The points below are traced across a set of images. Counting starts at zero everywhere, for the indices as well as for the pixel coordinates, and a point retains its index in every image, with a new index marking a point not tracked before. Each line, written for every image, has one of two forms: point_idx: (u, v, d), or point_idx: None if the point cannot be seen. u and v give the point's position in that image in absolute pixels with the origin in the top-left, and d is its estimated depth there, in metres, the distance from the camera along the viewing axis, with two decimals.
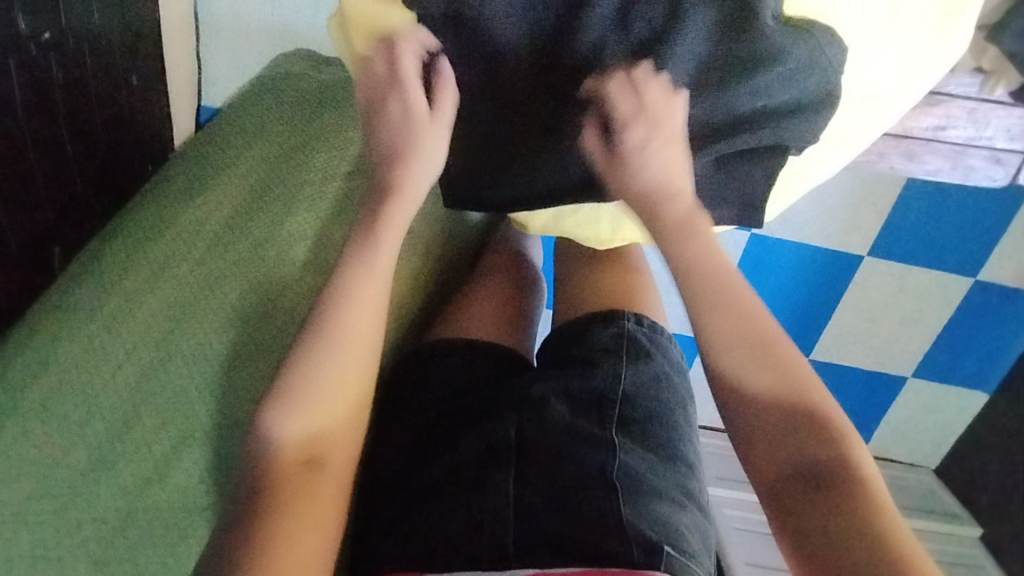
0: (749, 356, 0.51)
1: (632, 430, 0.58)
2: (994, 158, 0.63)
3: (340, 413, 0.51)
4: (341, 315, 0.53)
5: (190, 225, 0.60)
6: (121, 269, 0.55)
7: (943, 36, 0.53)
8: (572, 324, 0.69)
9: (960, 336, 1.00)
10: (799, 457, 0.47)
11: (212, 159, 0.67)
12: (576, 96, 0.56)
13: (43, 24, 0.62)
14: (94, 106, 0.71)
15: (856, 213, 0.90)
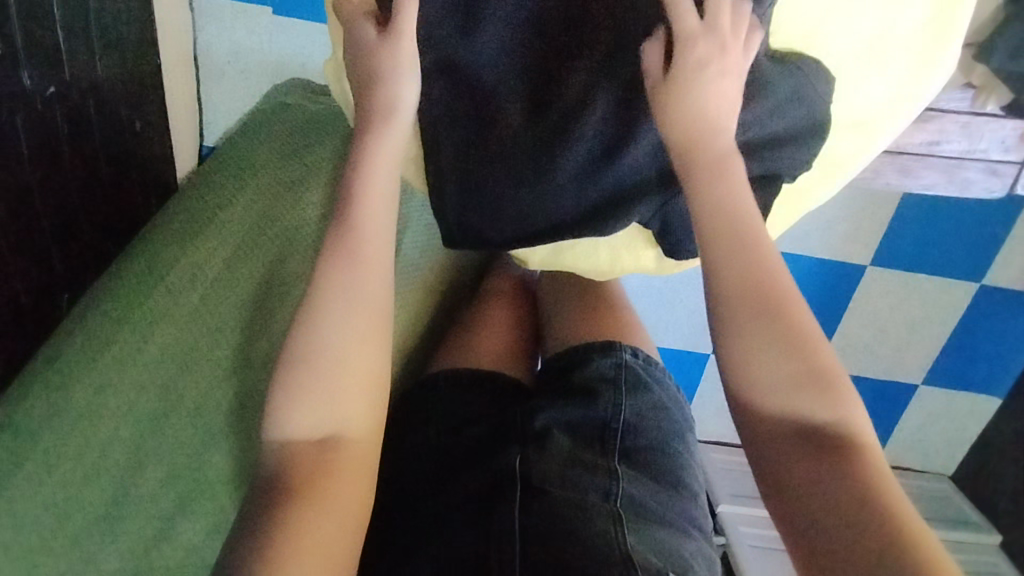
0: (763, 315, 0.47)
1: (634, 461, 0.58)
2: (990, 170, 0.63)
3: (351, 412, 0.50)
4: (335, 308, 0.51)
5: (189, 267, 0.61)
6: (120, 320, 0.56)
7: (926, 63, 0.53)
8: (570, 351, 0.67)
9: (968, 341, 1.00)
10: (799, 424, 0.46)
11: (207, 198, 0.67)
12: (562, 132, 0.53)
13: (49, 78, 0.62)
14: (101, 152, 0.72)
15: (856, 225, 0.90)
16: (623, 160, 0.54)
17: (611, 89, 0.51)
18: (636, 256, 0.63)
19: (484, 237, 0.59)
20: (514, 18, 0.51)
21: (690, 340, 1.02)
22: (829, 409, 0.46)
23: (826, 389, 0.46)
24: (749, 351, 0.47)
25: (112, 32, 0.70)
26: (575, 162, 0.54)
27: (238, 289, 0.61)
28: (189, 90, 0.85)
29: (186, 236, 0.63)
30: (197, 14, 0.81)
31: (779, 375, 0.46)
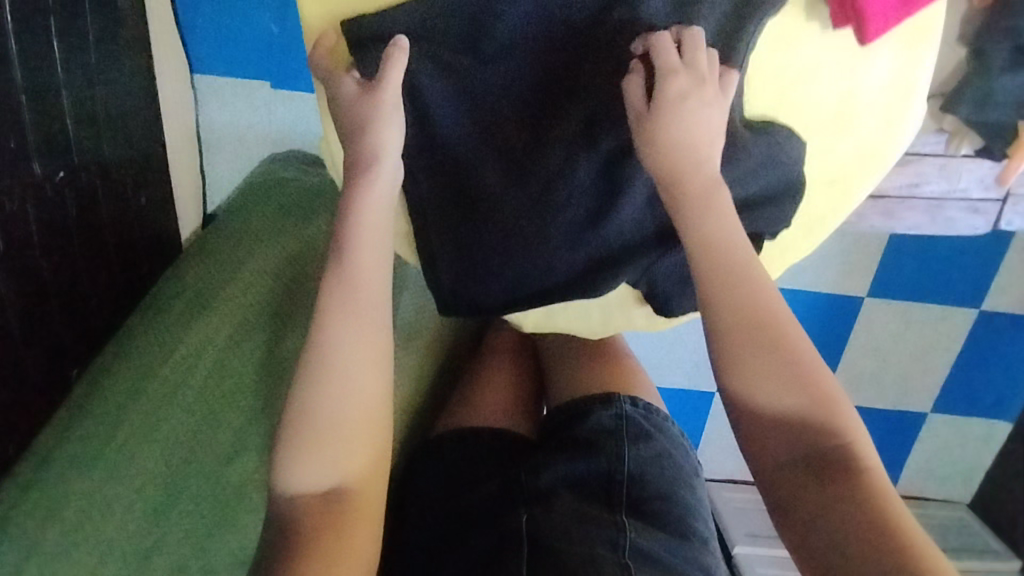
0: (757, 344, 0.49)
1: (641, 512, 0.58)
2: (972, 208, 0.66)
3: (358, 467, 0.51)
4: (333, 364, 0.51)
5: (193, 343, 0.62)
6: (123, 404, 0.57)
7: (896, 121, 0.53)
8: (571, 402, 0.68)
9: (973, 366, 1.00)
10: (803, 448, 0.48)
11: (208, 275, 0.69)
12: (548, 203, 0.54)
13: (58, 164, 0.65)
14: (107, 229, 0.74)
15: (849, 259, 0.90)
16: (610, 225, 0.55)
17: (592, 158, 0.53)
18: (626, 314, 0.63)
19: (475, 305, 0.60)
20: (490, 97, 0.52)
21: (693, 380, 1.02)
22: (828, 432, 0.47)
23: (825, 412, 0.48)
24: (747, 381, 0.49)
25: (118, 116, 0.73)
26: (562, 227, 0.55)
27: (243, 362, 0.62)
28: (190, 162, 0.88)
29: (191, 313, 0.65)
30: (199, 92, 0.85)
31: (778, 401, 0.48)
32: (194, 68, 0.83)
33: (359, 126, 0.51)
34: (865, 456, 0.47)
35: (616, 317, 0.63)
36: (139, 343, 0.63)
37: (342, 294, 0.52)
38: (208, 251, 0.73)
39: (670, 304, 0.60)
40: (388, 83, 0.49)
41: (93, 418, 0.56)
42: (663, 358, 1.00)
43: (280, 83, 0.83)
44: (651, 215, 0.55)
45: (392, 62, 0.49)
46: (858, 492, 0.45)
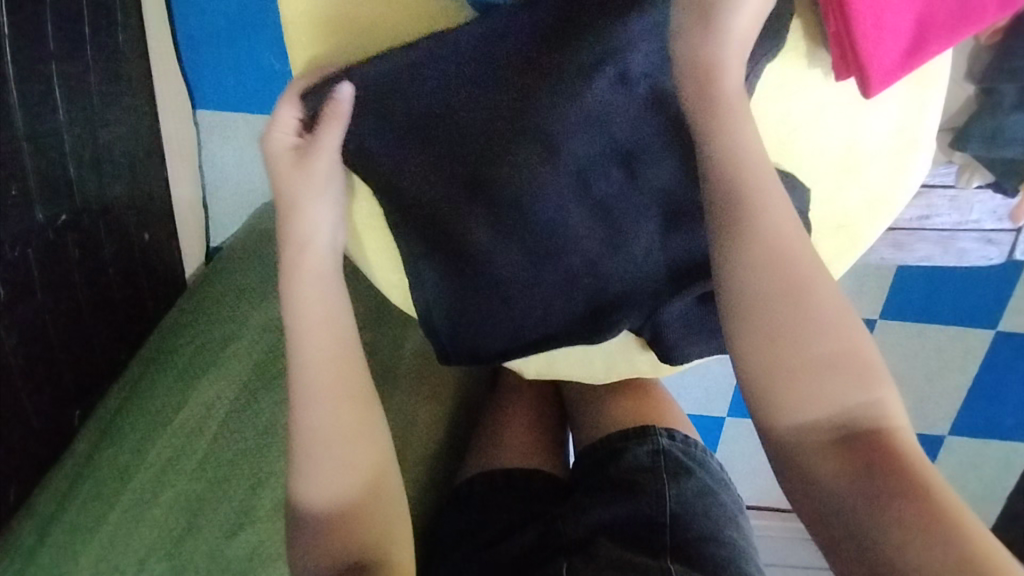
0: (772, 290, 0.43)
1: (687, 553, 0.55)
2: (984, 238, 0.65)
3: (361, 502, 0.52)
4: (310, 437, 0.52)
5: (200, 403, 0.63)
6: (127, 472, 0.59)
7: (902, 166, 0.52)
8: (605, 440, 0.66)
9: (990, 388, 0.97)
10: (836, 407, 0.42)
11: (217, 330, 0.69)
12: (548, 250, 0.53)
13: (59, 209, 0.65)
14: (109, 268, 0.74)
15: (860, 283, 0.88)
16: (611, 266, 0.53)
17: (584, 207, 0.52)
18: (629, 360, 0.62)
19: (479, 352, 0.58)
20: (479, 158, 0.51)
21: (704, 406, 1.00)
22: (860, 392, 0.42)
23: (851, 368, 0.43)
24: (759, 320, 0.43)
25: (120, 157, 0.74)
26: (556, 276, 0.54)
27: (255, 421, 0.63)
28: (192, 196, 0.88)
29: (195, 372, 0.66)
30: (202, 127, 0.85)
31: (811, 349, 0.43)
32: (196, 104, 0.83)
33: (292, 187, 0.53)
34: (898, 425, 0.43)
35: (617, 363, 0.61)
36: (144, 406, 0.64)
37: (299, 281, 0.53)
38: (211, 299, 0.72)
39: (677, 351, 0.58)
40: (326, 142, 0.51)
41: (102, 483, 0.59)
42: (672, 383, 0.98)
43: None
44: (660, 275, 0.54)
45: (326, 119, 0.50)
46: (887, 460, 0.41)
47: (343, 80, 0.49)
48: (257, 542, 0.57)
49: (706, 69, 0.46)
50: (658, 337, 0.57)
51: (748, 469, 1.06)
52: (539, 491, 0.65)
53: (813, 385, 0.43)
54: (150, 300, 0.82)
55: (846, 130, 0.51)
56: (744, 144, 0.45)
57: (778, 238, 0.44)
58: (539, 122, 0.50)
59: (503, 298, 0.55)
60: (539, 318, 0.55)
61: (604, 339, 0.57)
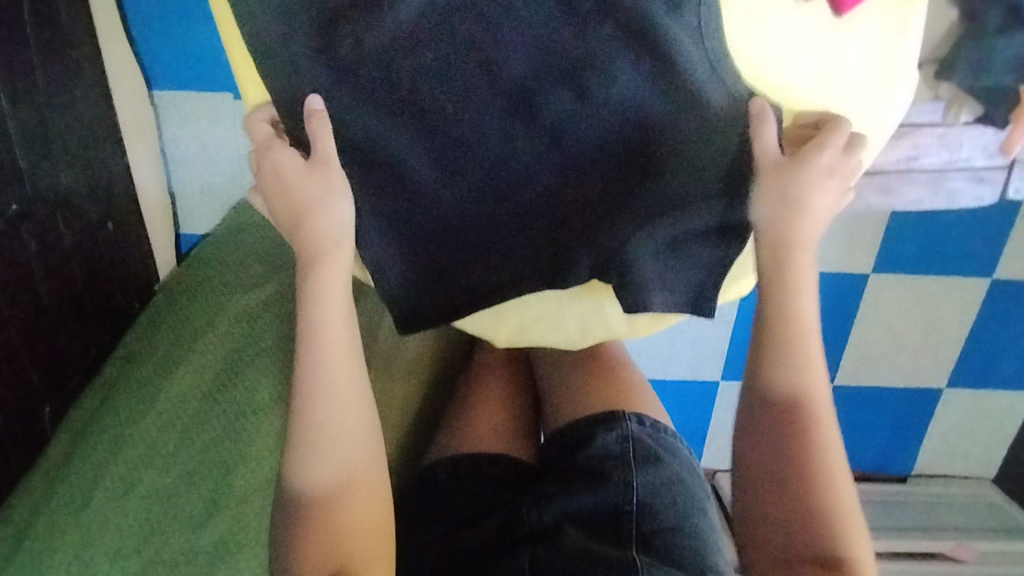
0: (791, 415, 0.53)
1: (654, 547, 0.54)
2: (977, 177, 0.61)
3: (359, 537, 0.52)
4: (317, 446, 0.53)
5: (181, 391, 0.61)
6: (96, 477, 0.55)
7: (882, 92, 0.50)
8: (575, 424, 0.65)
9: (988, 338, 0.95)
10: (796, 509, 0.50)
11: (186, 325, 0.66)
12: (501, 188, 0.52)
13: (10, 198, 0.61)
14: (72, 261, 0.70)
15: (849, 236, 0.86)
16: (572, 206, 0.52)
17: (534, 137, 0.50)
18: (603, 319, 0.59)
19: (446, 302, 0.56)
20: (428, 120, 0.50)
21: (694, 371, 0.98)
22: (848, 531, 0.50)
23: (837, 519, 0.50)
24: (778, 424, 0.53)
25: (72, 144, 0.70)
26: (511, 215, 0.52)
27: (229, 411, 0.60)
28: (157, 182, 0.84)
29: (173, 360, 0.63)
30: (160, 110, 0.82)
31: (818, 484, 0.51)
32: (151, 84, 0.80)
33: (305, 209, 0.52)
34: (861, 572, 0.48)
35: (592, 323, 0.59)
36: (113, 405, 0.60)
37: (309, 305, 0.54)
38: (188, 288, 0.70)
39: (644, 303, 0.53)
40: (321, 143, 0.50)
41: (79, 477, 0.55)
42: (661, 349, 0.96)
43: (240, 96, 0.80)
44: (637, 228, 0.52)
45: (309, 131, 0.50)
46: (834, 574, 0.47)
47: (308, 94, 0.49)
48: (229, 534, 0.55)
49: (787, 232, 0.52)
50: (623, 282, 0.53)
51: None
52: (507, 479, 0.63)
53: (798, 513, 0.50)
54: (120, 294, 0.78)
55: (819, 59, 0.48)
56: (806, 288, 0.54)
57: (808, 370, 0.54)
58: (488, 61, 0.48)
59: (461, 259, 0.54)
60: (501, 261, 0.54)
61: (570, 287, 0.55)
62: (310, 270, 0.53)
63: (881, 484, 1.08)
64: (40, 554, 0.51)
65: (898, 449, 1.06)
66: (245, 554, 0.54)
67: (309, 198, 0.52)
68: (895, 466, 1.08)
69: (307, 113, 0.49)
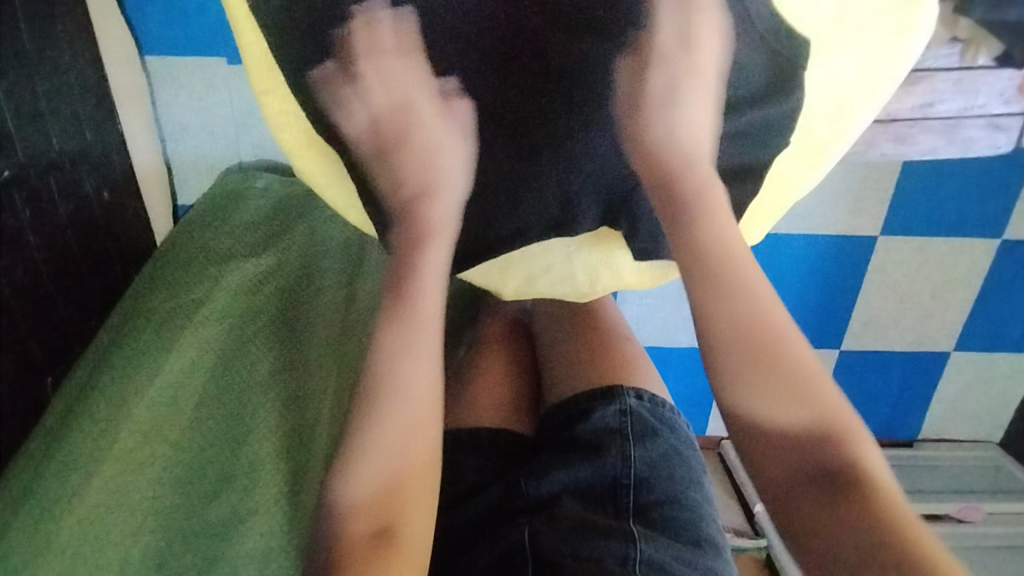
0: (746, 344, 0.44)
1: (650, 518, 0.54)
2: (993, 125, 0.61)
3: (412, 502, 0.46)
4: (394, 399, 0.48)
5: (190, 356, 0.61)
6: (103, 438, 0.54)
7: (904, 25, 0.49)
8: (572, 399, 0.63)
9: (996, 300, 0.94)
10: (789, 451, 0.42)
11: (187, 290, 0.65)
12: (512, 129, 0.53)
13: (3, 162, 0.60)
14: (67, 229, 0.68)
15: (857, 195, 0.85)
16: (582, 149, 0.53)
17: (540, 78, 0.51)
18: (610, 269, 0.58)
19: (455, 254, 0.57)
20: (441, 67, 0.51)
21: None
22: (834, 447, 0.41)
23: (841, 437, 0.41)
24: (742, 390, 0.43)
25: (62, 109, 0.68)
26: (518, 158, 0.53)
27: (233, 382, 0.61)
28: (151, 151, 0.82)
29: (174, 327, 0.62)
30: (154, 77, 0.78)
31: (773, 421, 0.42)
32: (144, 51, 0.77)
33: (393, 172, 0.54)
34: (886, 489, 0.39)
35: (600, 274, 0.58)
36: (115, 367, 0.59)
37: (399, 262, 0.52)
38: (179, 252, 0.70)
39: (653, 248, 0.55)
40: (457, 118, 0.52)
41: (81, 442, 0.54)
42: (668, 317, 0.95)
43: (237, 60, 0.77)
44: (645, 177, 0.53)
45: (454, 109, 0.52)
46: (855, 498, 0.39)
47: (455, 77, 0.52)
48: (241, 502, 0.54)
49: (666, 165, 0.50)
50: (635, 230, 0.55)
51: None
52: (507, 451, 0.63)
53: (799, 460, 0.41)
54: (115, 264, 0.77)
55: None
56: (715, 204, 0.49)
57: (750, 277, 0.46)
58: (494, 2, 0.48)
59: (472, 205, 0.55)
60: (510, 208, 0.55)
61: (578, 233, 0.56)
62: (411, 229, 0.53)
63: (886, 448, 1.08)
64: (46, 522, 0.49)
65: (903, 413, 1.06)
66: (261, 519, 0.54)
67: (440, 175, 0.54)
68: (902, 431, 1.08)
69: (455, 89, 0.52)
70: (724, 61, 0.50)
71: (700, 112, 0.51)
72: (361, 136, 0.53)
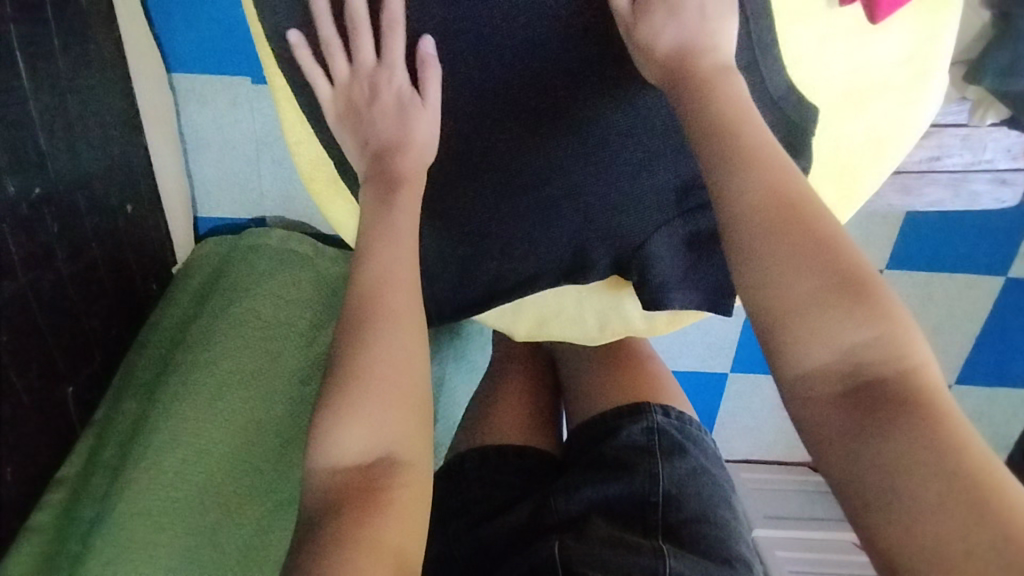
0: (785, 222, 0.39)
1: (679, 536, 0.56)
2: (998, 179, 0.64)
3: (395, 426, 0.45)
4: (373, 325, 0.48)
5: (248, 420, 0.69)
6: (151, 487, 0.61)
7: (914, 93, 0.52)
8: (600, 417, 0.65)
9: (1000, 336, 0.95)
10: (842, 354, 0.37)
11: (232, 349, 0.72)
12: (539, 173, 0.55)
13: (33, 180, 0.61)
14: (93, 242, 0.71)
15: (866, 232, 0.85)
16: (615, 191, 0.55)
17: (571, 133, 0.54)
18: (622, 314, 0.61)
19: (480, 283, 0.59)
20: (468, 115, 0.55)
21: (706, 361, 0.99)
22: (860, 326, 0.37)
23: (896, 342, 0.36)
24: (776, 287, 0.38)
25: (92, 125, 0.70)
26: (541, 202, 0.55)
27: (273, 443, 0.68)
28: (177, 169, 0.84)
29: (230, 391, 0.69)
30: (179, 93, 0.80)
31: (812, 322, 0.37)
32: (170, 67, 0.79)
33: (360, 132, 0.55)
34: (941, 394, 0.35)
35: (611, 318, 0.60)
36: (164, 420, 0.66)
37: (375, 220, 0.52)
38: (227, 308, 0.76)
39: (662, 300, 0.56)
40: (422, 87, 0.54)
41: (145, 492, 0.61)
42: (673, 342, 0.96)
43: (262, 79, 0.78)
44: (656, 232, 0.55)
45: (426, 73, 0.53)
46: (910, 402, 0.35)
47: (422, 36, 0.53)
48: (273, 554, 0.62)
49: (676, 67, 0.47)
50: (645, 279, 0.55)
51: (751, 423, 1.06)
52: (531, 470, 0.64)
53: (848, 356, 0.37)
54: (139, 277, 0.80)
55: (852, 57, 0.51)
56: (745, 103, 0.44)
57: (778, 172, 0.41)
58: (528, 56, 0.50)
59: (496, 239, 0.57)
60: (524, 245, 0.57)
61: (590, 281, 0.58)
62: (383, 197, 0.53)
63: None
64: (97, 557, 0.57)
65: None
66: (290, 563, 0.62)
67: (412, 135, 0.54)
68: None
69: (426, 48, 0.53)
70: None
71: (714, 20, 0.47)
72: (330, 95, 0.55)
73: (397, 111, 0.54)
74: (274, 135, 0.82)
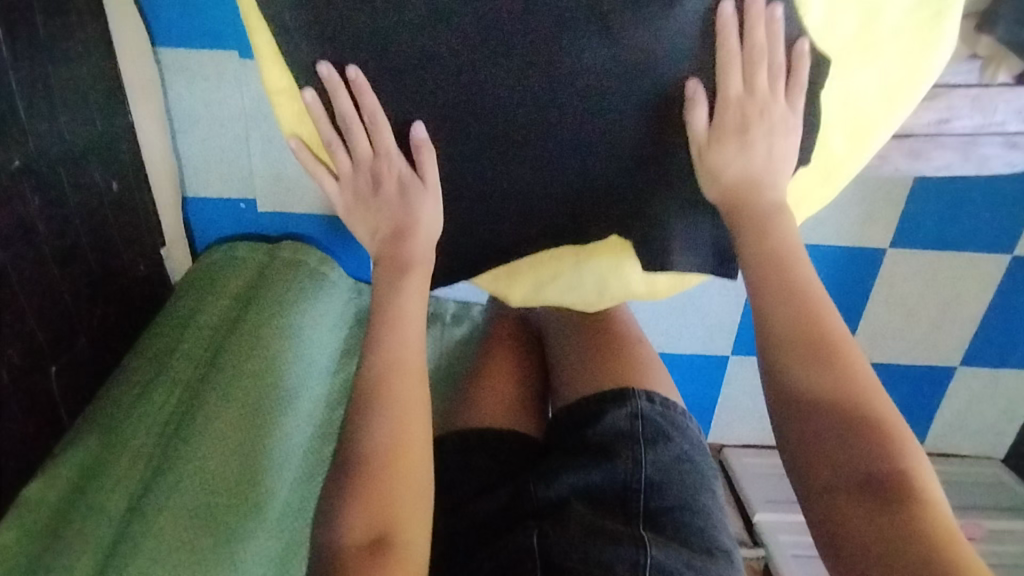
0: (817, 351, 0.48)
1: (660, 524, 0.54)
2: (1009, 143, 0.61)
3: (399, 502, 0.48)
4: (377, 406, 0.51)
5: (278, 429, 0.70)
6: (181, 491, 0.61)
7: (926, 40, 0.51)
8: (583, 401, 0.63)
9: (1007, 315, 0.94)
10: (854, 469, 0.44)
11: (254, 356, 0.73)
12: (534, 136, 0.53)
13: (12, 152, 0.59)
14: (78, 219, 0.69)
15: (870, 207, 0.84)
16: (619, 149, 0.53)
17: (568, 90, 0.51)
18: (624, 280, 0.62)
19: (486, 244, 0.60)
20: None
21: (706, 345, 0.97)
22: (876, 453, 0.44)
23: (905, 467, 0.44)
24: (812, 405, 0.47)
25: (74, 98, 0.68)
26: (540, 161, 0.54)
27: (291, 450, 0.70)
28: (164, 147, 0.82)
29: (270, 400, 0.71)
30: (165, 69, 0.77)
31: (832, 444, 0.45)
32: (155, 41, 0.75)
33: (368, 216, 0.60)
34: (944, 519, 0.42)
35: (610, 285, 0.62)
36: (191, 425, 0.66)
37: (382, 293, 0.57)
38: (255, 320, 0.76)
39: (665, 263, 0.59)
40: (419, 170, 0.56)
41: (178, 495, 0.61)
42: (674, 323, 0.95)
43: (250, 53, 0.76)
44: (664, 203, 0.57)
45: (422, 156, 0.55)
46: (917, 524, 0.41)
47: (416, 121, 0.54)
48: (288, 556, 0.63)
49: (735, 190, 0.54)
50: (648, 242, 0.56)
51: (750, 408, 1.04)
52: (515, 452, 0.63)
53: (865, 470, 0.44)
54: (126, 257, 0.78)
55: (860, 7, 0.50)
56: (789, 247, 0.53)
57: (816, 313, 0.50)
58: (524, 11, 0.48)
59: (499, 201, 0.57)
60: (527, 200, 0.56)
61: (588, 242, 0.60)
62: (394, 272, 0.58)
63: None
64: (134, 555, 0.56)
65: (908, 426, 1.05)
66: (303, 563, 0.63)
67: (416, 217, 0.57)
68: None
69: (421, 130, 0.54)
70: (795, 107, 0.52)
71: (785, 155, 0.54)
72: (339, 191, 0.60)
73: (399, 198, 0.57)
74: (262, 110, 0.79)
